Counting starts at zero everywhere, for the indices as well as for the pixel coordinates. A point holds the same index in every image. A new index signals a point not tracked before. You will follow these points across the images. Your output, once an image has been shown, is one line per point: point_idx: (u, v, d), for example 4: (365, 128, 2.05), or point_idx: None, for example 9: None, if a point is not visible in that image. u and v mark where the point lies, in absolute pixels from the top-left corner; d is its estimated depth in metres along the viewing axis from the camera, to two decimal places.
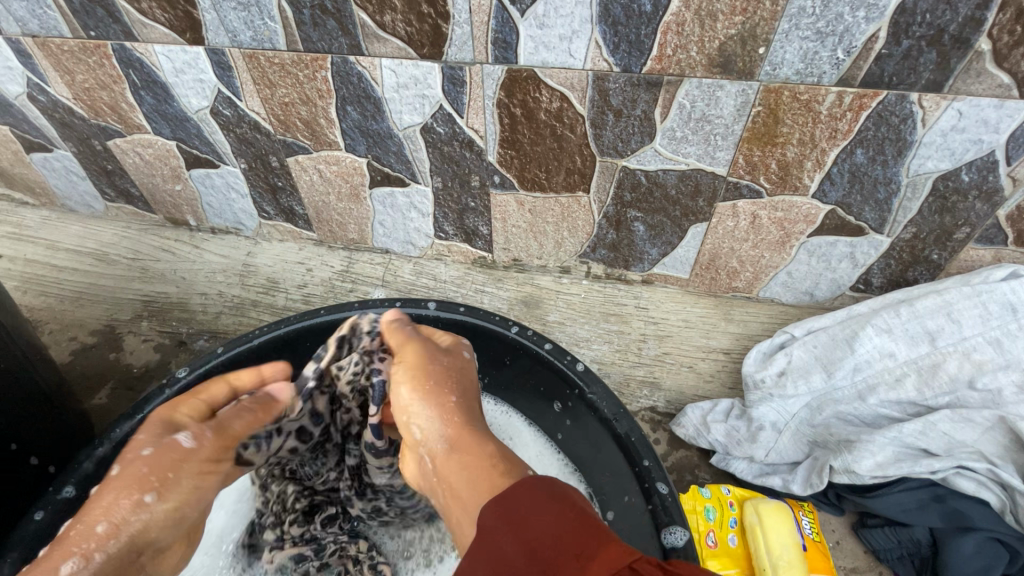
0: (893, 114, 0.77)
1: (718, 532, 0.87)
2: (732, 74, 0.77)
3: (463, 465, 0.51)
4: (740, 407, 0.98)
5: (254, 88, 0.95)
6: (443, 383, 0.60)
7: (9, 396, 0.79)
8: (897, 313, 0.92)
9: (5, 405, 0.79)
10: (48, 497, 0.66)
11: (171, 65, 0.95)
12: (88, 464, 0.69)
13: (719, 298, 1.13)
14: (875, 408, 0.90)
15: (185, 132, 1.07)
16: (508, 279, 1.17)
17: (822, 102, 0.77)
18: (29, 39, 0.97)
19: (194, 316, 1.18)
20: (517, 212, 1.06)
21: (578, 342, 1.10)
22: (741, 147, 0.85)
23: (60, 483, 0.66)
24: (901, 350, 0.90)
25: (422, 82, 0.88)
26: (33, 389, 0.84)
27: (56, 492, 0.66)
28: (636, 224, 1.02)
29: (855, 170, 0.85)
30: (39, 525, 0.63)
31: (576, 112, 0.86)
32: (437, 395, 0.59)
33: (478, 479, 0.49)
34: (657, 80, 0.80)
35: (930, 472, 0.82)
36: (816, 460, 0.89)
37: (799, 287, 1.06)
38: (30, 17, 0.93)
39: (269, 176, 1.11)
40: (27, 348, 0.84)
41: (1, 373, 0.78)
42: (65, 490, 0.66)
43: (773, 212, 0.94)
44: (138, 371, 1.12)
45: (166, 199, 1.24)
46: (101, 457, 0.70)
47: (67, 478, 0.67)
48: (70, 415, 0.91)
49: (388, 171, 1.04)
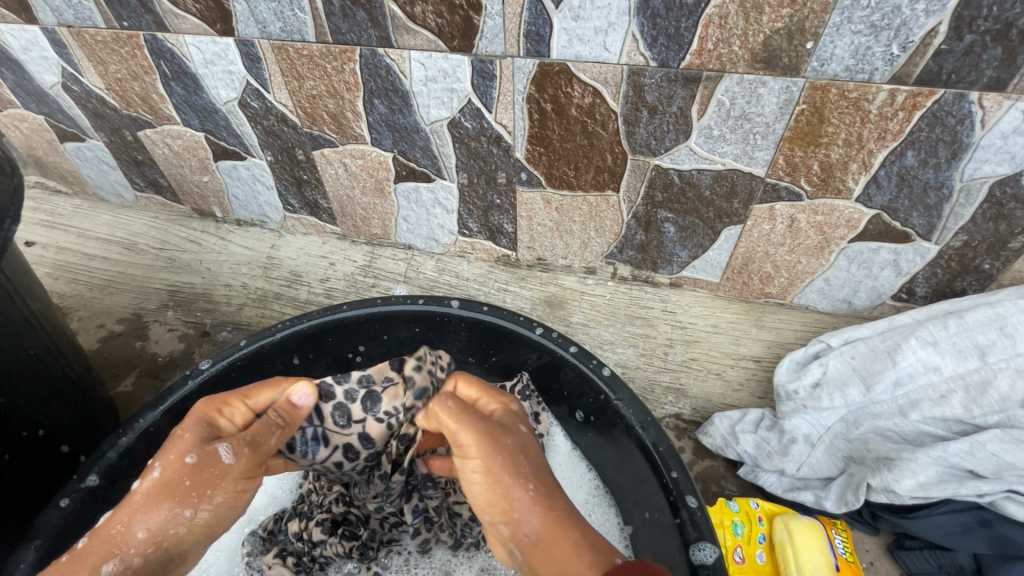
0: (949, 114, 0.72)
1: (746, 548, 0.85)
2: (777, 70, 0.73)
3: (553, 556, 0.50)
4: (771, 417, 0.95)
5: (282, 81, 0.94)
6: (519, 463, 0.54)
7: (36, 382, 0.80)
8: (944, 325, 0.87)
9: (33, 391, 0.80)
10: (72, 484, 0.66)
11: (201, 56, 0.95)
12: (112, 453, 0.69)
13: (751, 303, 1.08)
14: (917, 425, 0.85)
15: (214, 124, 1.07)
16: (532, 278, 1.14)
17: (873, 100, 0.73)
18: (64, 28, 0.98)
19: (218, 307, 1.19)
20: (544, 210, 1.03)
21: (602, 344, 1.07)
22: (782, 147, 0.81)
23: (85, 472, 0.66)
24: (947, 364, 0.85)
25: (451, 76, 0.86)
26: (61, 376, 0.84)
27: (80, 480, 0.66)
28: (666, 225, 0.99)
29: (904, 172, 0.80)
30: (63, 513, 0.63)
31: (609, 108, 0.83)
32: (505, 480, 0.53)
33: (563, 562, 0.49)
34: (695, 75, 0.76)
35: (977, 495, 0.77)
36: (851, 477, 0.85)
37: (836, 295, 1.01)
38: (66, 7, 0.94)
39: (295, 169, 1.11)
40: (56, 335, 0.85)
41: (30, 359, 0.79)
42: (89, 479, 0.66)
43: (812, 216, 0.89)
44: (163, 359, 1.13)
45: (194, 190, 1.24)
46: (124, 447, 0.70)
47: (90, 467, 0.67)
48: (97, 403, 0.93)
49: (414, 166, 1.02)
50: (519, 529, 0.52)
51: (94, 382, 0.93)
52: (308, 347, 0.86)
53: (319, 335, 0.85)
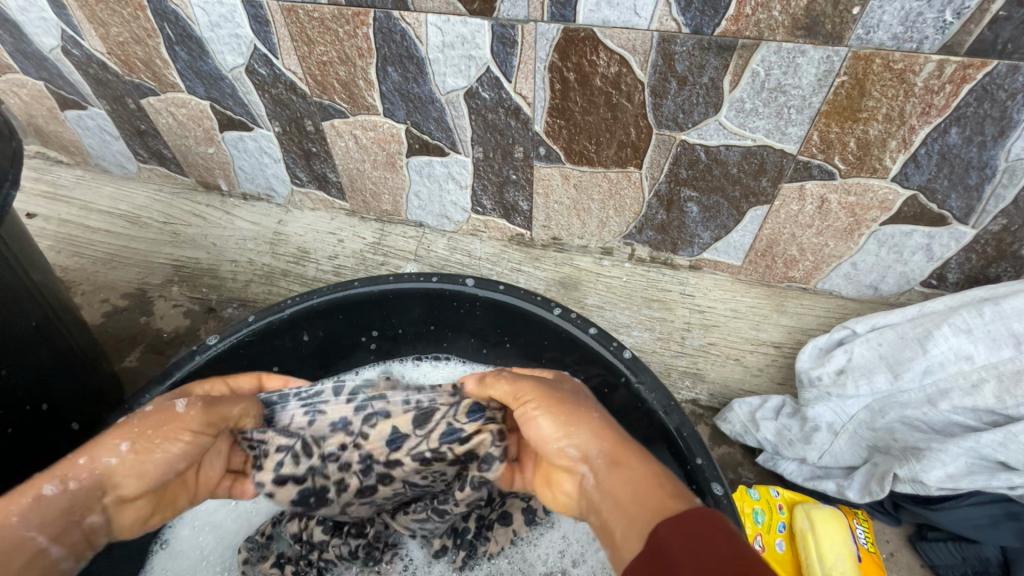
0: (1000, 87, 0.68)
1: (766, 537, 0.83)
2: (818, 38, 0.69)
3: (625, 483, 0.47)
4: (792, 404, 0.93)
5: (292, 46, 0.90)
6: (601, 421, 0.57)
7: (38, 355, 0.78)
8: (978, 312, 0.83)
9: (36, 364, 0.77)
10: None
11: (206, 18, 0.91)
12: None
13: (773, 288, 1.04)
14: (947, 415, 0.83)
15: (220, 92, 1.03)
16: (547, 258, 1.11)
17: (919, 72, 0.69)
18: None
19: (224, 284, 1.17)
20: (561, 186, 1.00)
21: (618, 327, 1.04)
22: (817, 122, 0.77)
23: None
24: (980, 353, 0.82)
25: (470, 42, 0.81)
26: (64, 350, 0.82)
27: None
28: (690, 204, 0.95)
29: (946, 151, 0.76)
30: None
31: (635, 78, 0.79)
32: (572, 414, 0.54)
33: (648, 495, 0.45)
34: (730, 43, 0.72)
35: (1008, 488, 0.75)
36: (875, 467, 0.83)
37: (862, 280, 0.98)
38: None
39: (304, 141, 1.07)
40: (59, 307, 0.82)
41: (30, 332, 0.76)
42: None
43: (844, 196, 0.85)
44: (168, 335, 1.11)
45: (198, 162, 1.21)
46: None
47: None
48: (106, 381, 0.91)
49: (428, 139, 0.98)
50: (586, 455, 0.51)
51: (100, 356, 0.91)
52: (318, 323, 0.83)
53: (330, 312, 0.83)
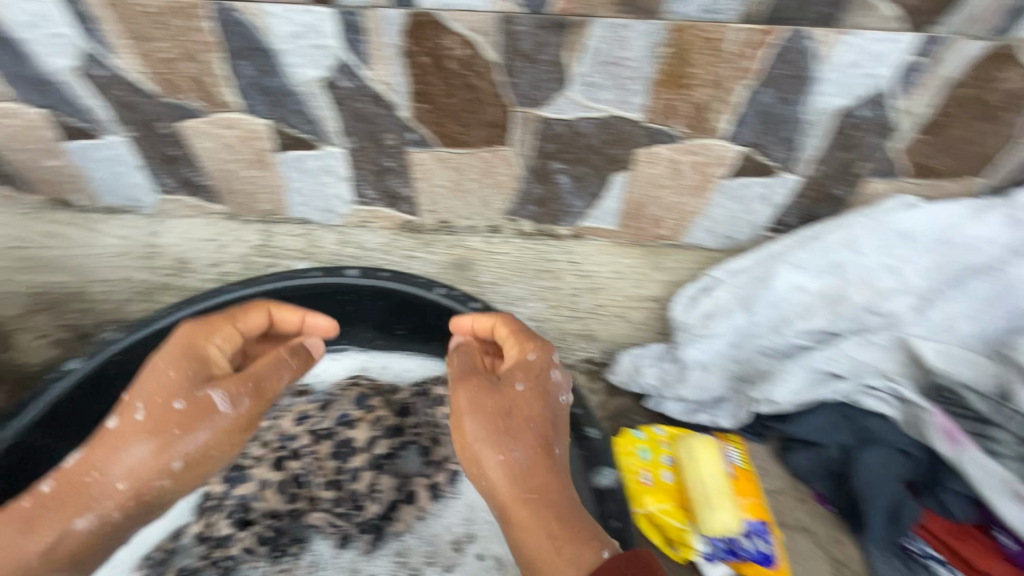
0: (793, 51, 0.78)
1: (653, 470, 0.93)
2: (639, 12, 0.76)
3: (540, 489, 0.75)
4: (671, 349, 1.03)
5: (127, 45, 0.85)
6: (531, 447, 0.77)
7: None
8: (806, 249, 1.01)
9: None
10: None
11: (21, 18, 0.83)
12: None
13: (647, 247, 1.14)
14: (790, 339, 1.00)
15: (54, 99, 0.94)
16: (438, 242, 1.13)
17: (727, 40, 0.77)
18: None
19: (96, 306, 1.09)
20: (439, 170, 1.02)
21: (513, 300, 1.10)
22: (654, 91, 0.84)
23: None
24: (810, 283, 1.00)
25: (318, 31, 0.81)
26: None
27: None
28: (560, 175, 1.01)
29: (764, 109, 0.86)
30: None
31: (486, 59, 0.82)
32: (512, 446, 0.76)
33: (549, 519, 0.72)
34: (564, 21, 0.77)
35: (837, 392, 0.96)
36: (740, 393, 0.99)
37: (720, 232, 1.09)
38: None
39: (162, 145, 1.01)
40: None
41: None
42: None
43: (690, 156, 0.94)
44: (35, 369, 1.02)
45: (44, 177, 1.10)
46: None
47: None
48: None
49: (296, 132, 0.97)
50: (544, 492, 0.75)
51: None
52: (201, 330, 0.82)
53: None
